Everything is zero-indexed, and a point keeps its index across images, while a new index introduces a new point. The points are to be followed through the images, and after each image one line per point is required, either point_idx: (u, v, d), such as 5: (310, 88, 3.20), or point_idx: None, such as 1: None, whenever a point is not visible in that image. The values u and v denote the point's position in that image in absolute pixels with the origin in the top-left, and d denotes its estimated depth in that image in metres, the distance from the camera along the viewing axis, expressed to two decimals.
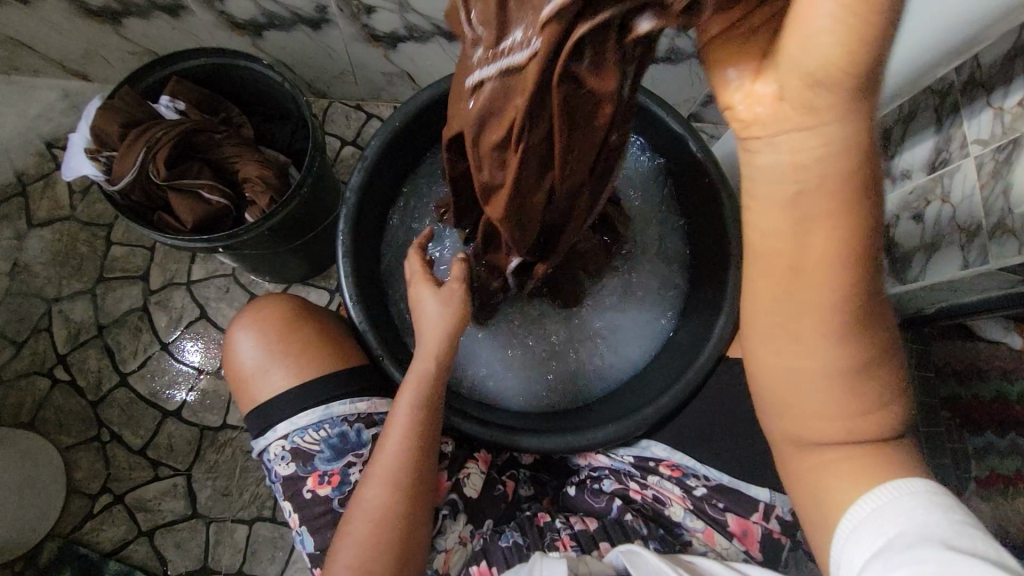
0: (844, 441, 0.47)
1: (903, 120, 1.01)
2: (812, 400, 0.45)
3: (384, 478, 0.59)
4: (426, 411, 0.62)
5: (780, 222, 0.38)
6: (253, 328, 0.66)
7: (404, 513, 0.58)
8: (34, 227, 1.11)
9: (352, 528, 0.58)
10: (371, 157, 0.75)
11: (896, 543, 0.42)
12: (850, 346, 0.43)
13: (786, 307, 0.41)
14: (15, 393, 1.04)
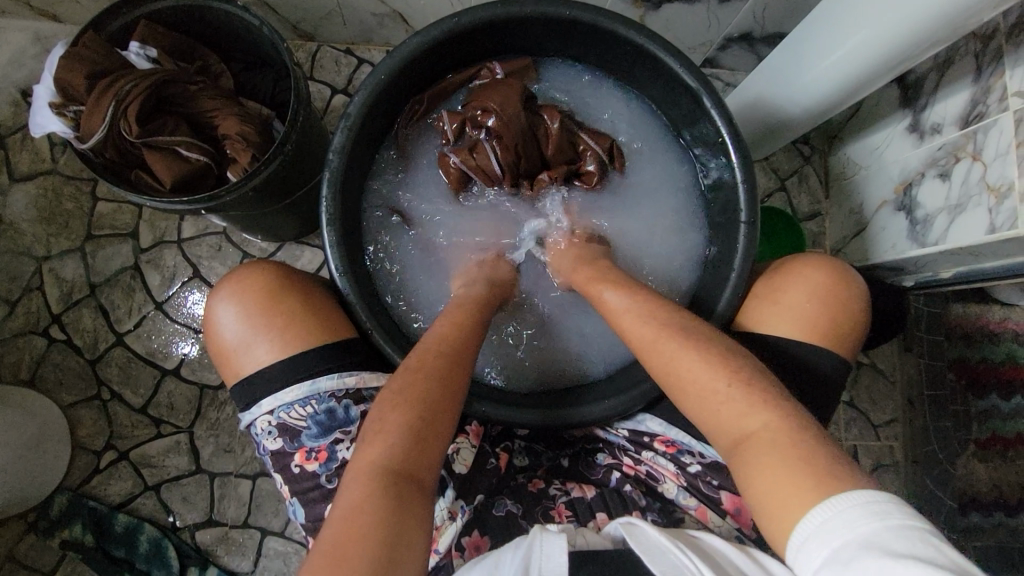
0: (750, 422, 0.52)
1: (937, 69, 0.94)
2: (706, 397, 0.54)
3: (430, 360, 0.58)
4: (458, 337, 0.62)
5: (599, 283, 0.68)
6: (234, 298, 0.64)
7: (445, 393, 0.56)
8: (17, 181, 1.07)
9: (389, 400, 0.55)
10: (354, 114, 0.69)
11: (841, 554, 0.42)
12: (702, 348, 0.57)
13: (650, 339, 0.60)
14: (13, 352, 1.03)
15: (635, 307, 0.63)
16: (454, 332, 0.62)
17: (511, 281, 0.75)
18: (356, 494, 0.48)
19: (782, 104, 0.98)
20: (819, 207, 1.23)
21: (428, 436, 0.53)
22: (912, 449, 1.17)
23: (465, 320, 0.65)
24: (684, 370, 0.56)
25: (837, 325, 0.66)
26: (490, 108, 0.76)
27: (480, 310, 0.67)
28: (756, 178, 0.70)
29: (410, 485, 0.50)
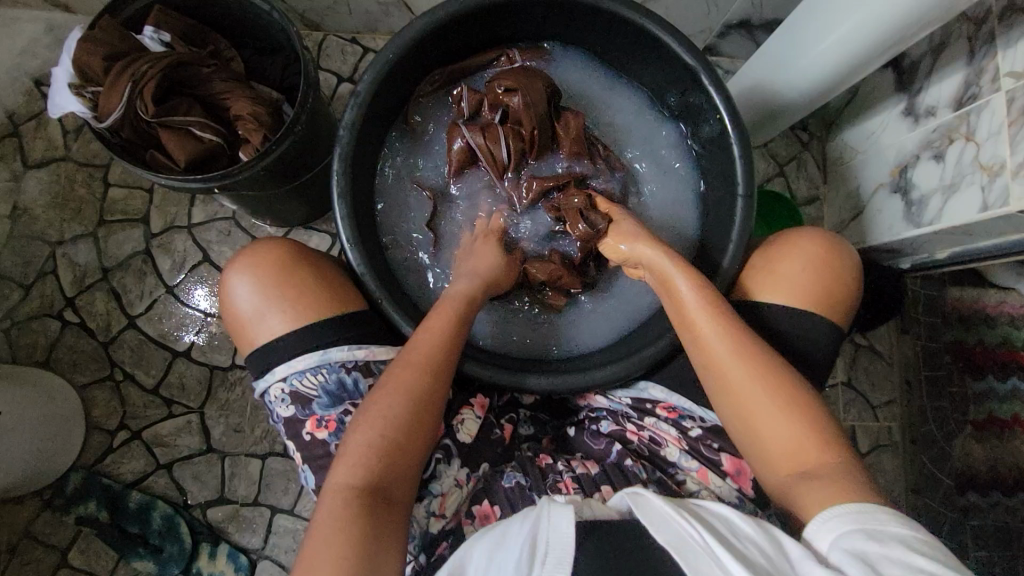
0: (796, 444, 0.58)
1: (932, 53, 0.96)
2: (760, 414, 0.60)
3: (403, 384, 0.61)
4: (441, 357, 0.63)
5: (667, 283, 0.68)
6: (247, 273, 0.66)
7: (414, 422, 0.60)
8: (30, 168, 1.09)
9: (362, 426, 0.59)
10: (364, 94, 0.71)
11: (868, 529, 0.49)
12: (767, 373, 0.61)
13: (723, 347, 0.62)
14: (27, 334, 1.06)
15: (705, 305, 0.64)
16: (431, 349, 0.63)
17: (502, 274, 0.74)
18: (331, 514, 0.54)
19: (780, 87, 1.00)
20: (817, 192, 1.24)
21: (398, 465, 0.58)
22: (910, 430, 1.19)
23: (443, 333, 0.65)
24: (749, 384, 0.61)
25: (828, 302, 0.68)
26: (512, 88, 0.78)
27: (466, 316, 0.67)
28: (753, 154, 0.72)
29: (379, 511, 0.55)
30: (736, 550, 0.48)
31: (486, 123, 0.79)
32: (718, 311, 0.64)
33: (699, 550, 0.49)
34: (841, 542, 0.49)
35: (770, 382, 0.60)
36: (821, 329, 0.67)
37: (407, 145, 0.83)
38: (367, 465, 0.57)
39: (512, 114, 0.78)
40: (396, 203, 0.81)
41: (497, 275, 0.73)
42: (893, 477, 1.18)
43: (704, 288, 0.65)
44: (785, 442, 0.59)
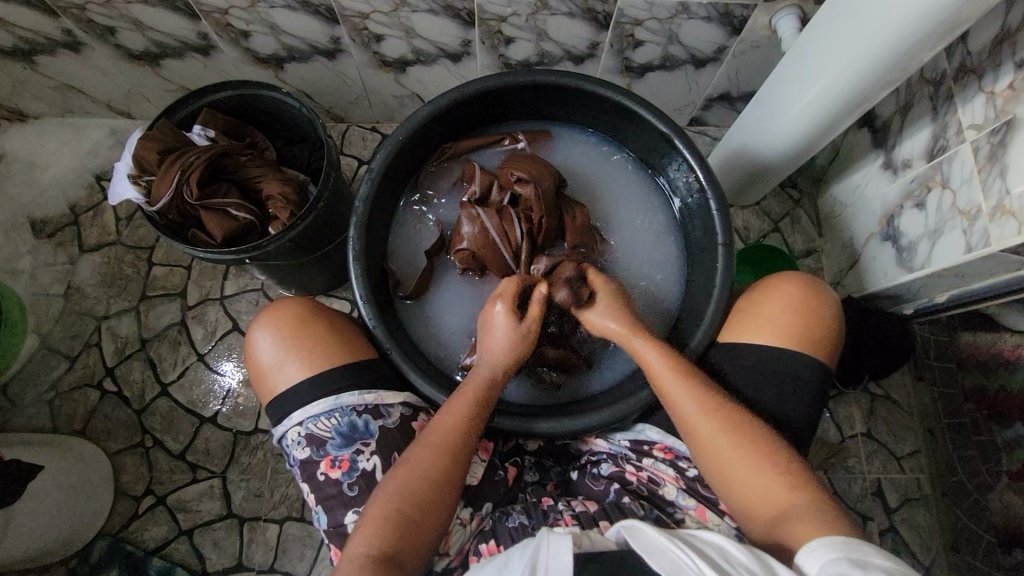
0: (779, 498, 0.59)
1: (900, 112, 1.03)
2: (738, 474, 0.62)
3: (422, 461, 0.63)
4: (458, 442, 0.65)
5: (642, 351, 0.71)
6: (269, 324, 0.72)
7: (432, 500, 0.61)
8: (86, 252, 1.22)
9: (381, 501, 0.60)
10: (377, 170, 0.81)
11: (852, 557, 0.49)
12: (741, 436, 0.63)
13: (700, 412, 0.65)
14: (69, 404, 1.13)
15: (675, 372, 0.68)
16: (449, 429, 0.65)
17: (525, 349, 0.73)
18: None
19: (761, 147, 1.09)
20: (813, 245, 1.29)
21: (413, 542, 0.59)
22: (939, 482, 1.14)
23: (465, 415, 0.67)
24: (722, 446, 0.63)
25: (815, 340, 0.71)
26: (525, 179, 0.85)
27: (484, 400, 0.69)
28: (730, 207, 0.79)
29: None
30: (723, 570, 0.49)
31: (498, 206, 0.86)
32: (691, 376, 0.67)
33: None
34: (827, 567, 0.49)
35: (749, 440, 0.63)
36: (810, 366, 0.70)
37: (410, 219, 0.91)
38: (383, 538, 0.58)
39: (522, 203, 0.85)
40: (406, 266, 0.90)
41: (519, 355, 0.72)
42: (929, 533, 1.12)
43: (675, 357, 0.69)
44: (760, 486, 0.60)
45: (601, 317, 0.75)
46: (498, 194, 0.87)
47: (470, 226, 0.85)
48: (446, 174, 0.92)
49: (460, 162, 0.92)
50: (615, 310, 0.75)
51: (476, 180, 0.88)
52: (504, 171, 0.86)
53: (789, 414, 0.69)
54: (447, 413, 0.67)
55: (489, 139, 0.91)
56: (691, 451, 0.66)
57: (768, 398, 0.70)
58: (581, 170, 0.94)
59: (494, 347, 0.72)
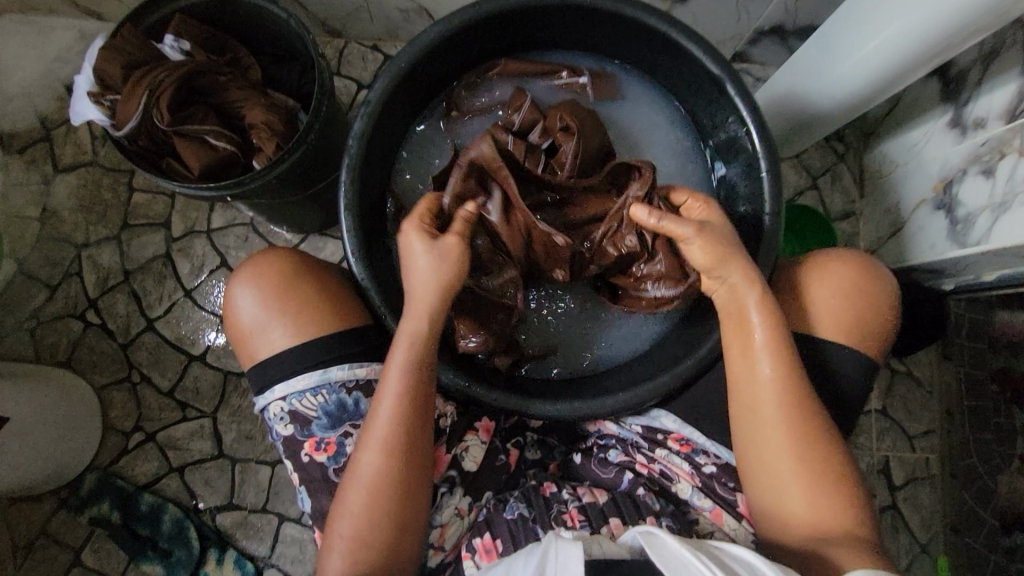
0: (822, 518, 0.60)
1: (983, 60, 0.89)
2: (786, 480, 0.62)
3: (372, 464, 0.60)
4: (400, 434, 0.61)
5: (755, 315, 0.64)
6: (250, 285, 0.66)
7: (392, 508, 0.60)
8: (61, 172, 1.12)
9: (344, 518, 0.60)
10: (374, 101, 0.70)
11: None
12: (808, 446, 0.62)
13: (782, 402, 0.62)
14: (51, 334, 1.08)
15: (778, 354, 0.63)
16: (389, 424, 0.61)
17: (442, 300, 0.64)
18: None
19: (812, 96, 0.95)
20: (852, 207, 1.17)
21: (386, 549, 0.60)
22: (950, 464, 1.11)
23: (403, 401, 0.61)
24: (784, 449, 0.62)
25: (863, 331, 0.67)
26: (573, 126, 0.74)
27: (418, 375, 0.62)
28: (781, 171, 0.69)
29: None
30: None
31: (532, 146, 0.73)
32: (788, 363, 0.63)
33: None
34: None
35: (812, 456, 0.62)
36: (854, 359, 0.67)
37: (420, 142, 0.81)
38: (354, 557, 0.59)
39: (556, 162, 0.74)
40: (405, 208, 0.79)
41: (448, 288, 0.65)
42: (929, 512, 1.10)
43: (776, 332, 0.63)
44: (799, 498, 0.61)
45: (699, 253, 0.65)
46: (537, 136, 0.75)
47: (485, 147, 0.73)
48: (490, 95, 0.81)
49: (509, 87, 0.81)
50: (719, 247, 0.65)
51: (519, 112, 0.76)
52: (552, 114, 0.75)
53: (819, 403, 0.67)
54: (383, 402, 0.62)
55: (546, 71, 0.80)
56: (742, 429, 0.64)
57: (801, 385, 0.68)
58: (618, 119, 0.82)
59: (412, 318, 0.64)
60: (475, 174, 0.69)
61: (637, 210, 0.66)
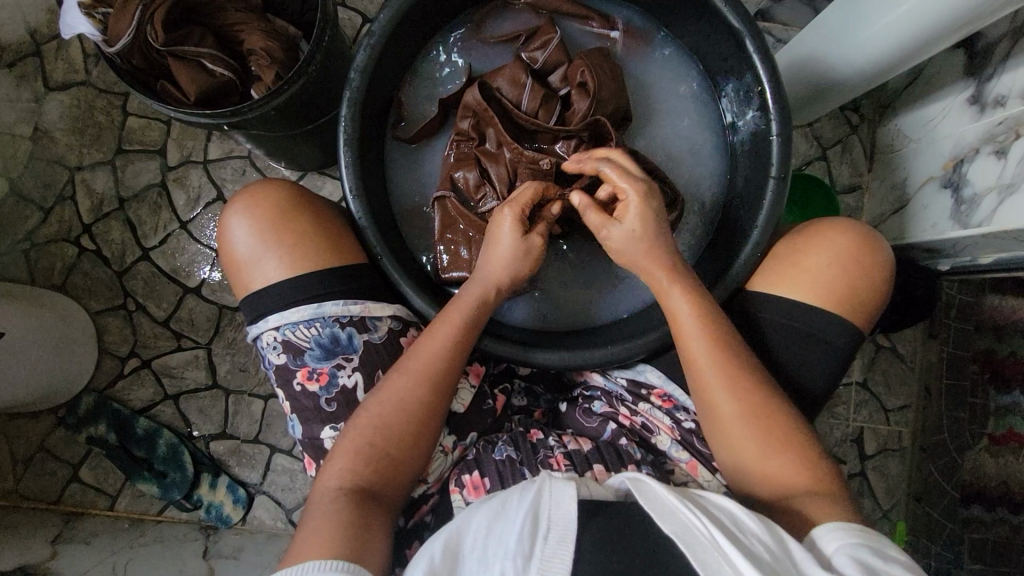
0: (790, 480, 0.60)
1: (1013, 33, 0.86)
2: (750, 447, 0.62)
3: (401, 390, 0.61)
4: (437, 373, 0.62)
5: (683, 300, 0.65)
6: (246, 214, 0.65)
7: (411, 431, 0.60)
8: (52, 90, 1.08)
9: (355, 432, 0.59)
10: (379, 33, 0.67)
11: (860, 545, 0.51)
12: (774, 411, 0.62)
13: (726, 369, 0.63)
14: (45, 257, 1.07)
15: (702, 325, 0.64)
16: (429, 357, 0.62)
17: (524, 265, 0.67)
18: (318, 516, 0.54)
19: (831, 61, 0.92)
20: (859, 180, 1.16)
21: (389, 473, 0.59)
22: (921, 437, 1.13)
23: (448, 338, 0.63)
24: (741, 419, 0.62)
25: (852, 303, 0.68)
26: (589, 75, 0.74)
27: (468, 324, 0.65)
28: (792, 135, 0.68)
29: (370, 511, 0.56)
30: (744, 545, 0.48)
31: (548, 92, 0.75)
32: (719, 337, 0.64)
33: (706, 544, 0.48)
34: (843, 548, 0.51)
35: (773, 420, 0.62)
36: (839, 328, 0.68)
37: (439, 58, 0.79)
38: (356, 470, 0.58)
39: (568, 115, 0.75)
40: (410, 128, 0.77)
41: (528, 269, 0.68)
42: (897, 481, 1.15)
43: (699, 306, 0.65)
44: (765, 455, 0.61)
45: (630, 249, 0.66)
46: (557, 79, 0.76)
47: (505, 87, 0.75)
48: (521, 21, 0.79)
49: (542, 19, 0.78)
50: (635, 242, 0.66)
51: (544, 50, 0.76)
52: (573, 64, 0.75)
53: (803, 375, 0.69)
54: (428, 338, 0.63)
55: (581, 14, 0.78)
56: (697, 398, 0.65)
57: (790, 354, 0.69)
58: (643, 69, 0.80)
59: (493, 266, 0.67)
60: (471, 115, 0.74)
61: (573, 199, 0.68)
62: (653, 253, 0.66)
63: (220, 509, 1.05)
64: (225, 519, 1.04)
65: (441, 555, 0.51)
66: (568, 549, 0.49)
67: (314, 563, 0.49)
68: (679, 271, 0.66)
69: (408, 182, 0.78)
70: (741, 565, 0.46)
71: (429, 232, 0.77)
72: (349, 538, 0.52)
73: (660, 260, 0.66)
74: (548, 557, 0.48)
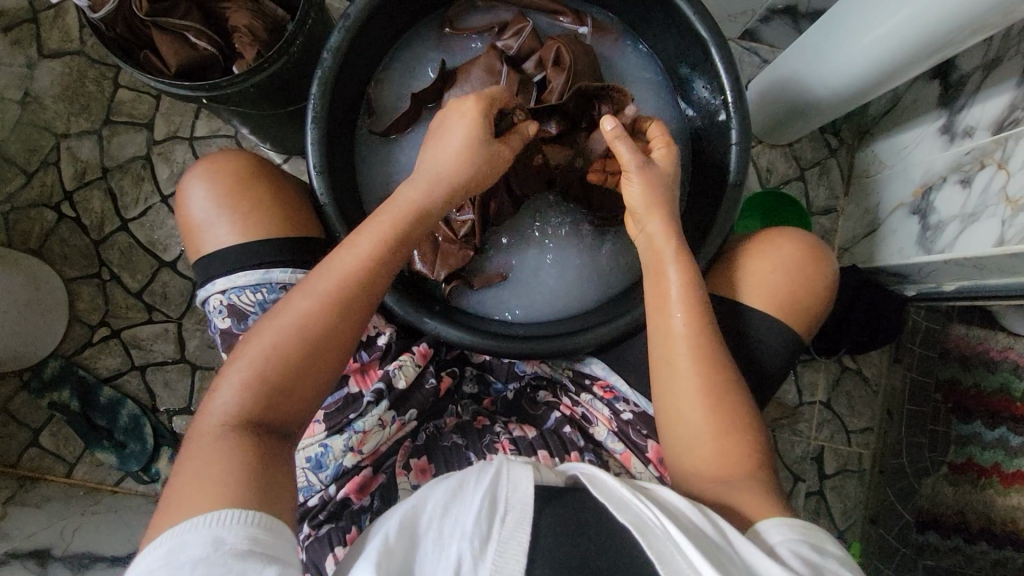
0: (729, 476, 0.60)
1: (984, 68, 0.88)
2: (696, 441, 0.62)
3: (308, 313, 0.57)
4: (347, 295, 0.59)
5: (680, 275, 0.65)
6: (204, 180, 0.67)
7: (317, 355, 0.57)
8: (45, 57, 1.10)
9: (249, 356, 0.56)
10: (355, 16, 0.69)
11: (801, 537, 0.52)
12: (720, 408, 0.62)
13: (693, 355, 0.63)
14: (25, 221, 1.08)
15: (687, 303, 0.64)
16: (345, 280, 0.59)
17: (477, 170, 0.65)
18: (203, 452, 0.51)
19: (810, 83, 0.94)
20: (835, 203, 1.17)
21: (288, 399, 0.56)
22: (880, 460, 1.14)
23: (366, 263, 0.60)
24: (694, 413, 0.63)
25: (796, 310, 0.70)
26: (563, 61, 0.75)
27: (391, 250, 0.61)
28: (752, 143, 0.69)
29: (262, 441, 0.53)
30: (695, 540, 0.48)
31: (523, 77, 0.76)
32: (699, 312, 0.64)
33: (659, 535, 0.48)
34: (787, 542, 0.51)
35: (721, 415, 0.62)
36: (784, 335, 0.69)
37: (416, 48, 0.81)
38: (248, 400, 0.54)
39: (546, 94, 0.76)
40: (384, 119, 0.79)
41: (478, 169, 0.65)
42: (854, 503, 1.15)
43: (687, 282, 0.65)
44: (709, 450, 0.62)
45: (637, 187, 0.66)
46: (531, 66, 0.77)
47: (480, 78, 0.76)
48: (494, 16, 0.81)
49: (512, 12, 0.81)
50: (655, 186, 0.67)
51: (518, 39, 0.77)
52: (546, 46, 0.76)
53: (750, 378, 0.70)
54: (345, 259, 0.60)
55: (553, 9, 0.80)
56: (661, 382, 0.65)
57: (739, 358, 0.70)
58: (617, 68, 0.82)
59: (428, 180, 0.64)
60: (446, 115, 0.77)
61: (607, 121, 0.65)
62: (661, 218, 0.67)
63: None
64: None
65: (398, 531, 0.50)
66: (524, 531, 0.50)
67: (198, 519, 0.46)
68: (676, 239, 0.66)
69: (380, 177, 0.79)
70: (693, 555, 0.47)
71: None
72: (246, 474, 0.50)
73: (661, 232, 0.67)
74: (507, 538, 0.49)
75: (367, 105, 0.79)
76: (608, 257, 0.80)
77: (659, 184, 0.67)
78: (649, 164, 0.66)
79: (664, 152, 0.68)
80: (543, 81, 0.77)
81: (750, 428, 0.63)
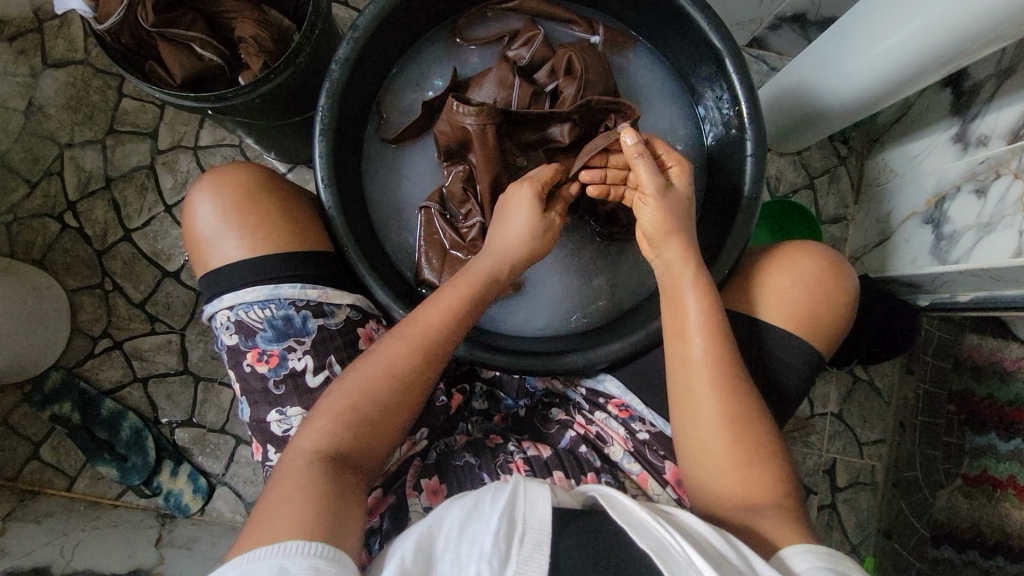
0: (753, 503, 0.59)
1: (998, 76, 0.87)
2: (717, 466, 0.61)
3: (395, 355, 0.60)
4: (430, 347, 0.61)
5: (699, 296, 0.64)
6: (210, 194, 0.66)
7: (396, 402, 0.59)
8: (50, 67, 1.09)
9: (338, 394, 0.58)
10: (364, 27, 0.68)
11: (826, 564, 0.50)
12: (742, 432, 0.61)
13: (714, 379, 0.62)
14: (27, 231, 1.07)
15: (705, 326, 0.63)
16: (429, 326, 0.62)
17: (541, 245, 0.68)
18: (291, 479, 0.52)
19: (822, 91, 0.93)
20: (845, 212, 1.16)
21: (367, 441, 0.57)
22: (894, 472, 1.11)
23: (448, 313, 0.63)
24: (715, 438, 0.61)
25: (815, 324, 0.69)
26: (575, 71, 0.74)
27: (470, 305, 0.64)
28: (767, 155, 0.69)
29: (345, 476, 0.54)
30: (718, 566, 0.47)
31: (535, 88, 0.75)
32: (721, 335, 0.63)
33: (681, 561, 0.47)
34: (812, 569, 0.50)
35: (742, 440, 0.61)
36: (802, 350, 0.68)
37: (425, 57, 0.80)
38: (335, 436, 0.56)
39: (558, 104, 0.75)
40: (394, 127, 0.78)
41: (539, 245, 0.68)
42: (867, 516, 1.13)
43: (706, 305, 0.63)
44: (730, 475, 0.60)
45: (651, 211, 0.66)
46: (543, 76, 0.77)
47: (492, 90, 0.75)
48: (504, 24, 0.81)
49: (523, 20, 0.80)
50: (671, 208, 0.66)
51: (530, 49, 0.77)
52: (557, 55, 0.75)
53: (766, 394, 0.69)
54: (431, 309, 0.63)
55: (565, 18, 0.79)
56: (678, 405, 0.64)
57: (755, 374, 0.69)
58: (629, 77, 0.81)
59: (507, 239, 0.67)
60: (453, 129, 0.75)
61: (626, 137, 0.65)
62: (678, 237, 0.66)
63: (179, 498, 1.03)
64: (183, 508, 1.03)
65: (413, 554, 0.48)
66: (543, 554, 0.48)
67: (278, 543, 0.46)
68: (697, 262, 0.65)
69: (388, 192, 0.78)
70: None
71: (408, 231, 0.78)
72: (322, 506, 0.50)
73: (678, 252, 0.65)
74: (524, 561, 0.47)
75: (378, 112, 0.78)
76: (621, 268, 0.79)
77: (677, 203, 0.66)
78: (671, 186, 0.66)
79: (678, 171, 0.68)
80: (555, 93, 0.76)
81: (773, 452, 0.61)
